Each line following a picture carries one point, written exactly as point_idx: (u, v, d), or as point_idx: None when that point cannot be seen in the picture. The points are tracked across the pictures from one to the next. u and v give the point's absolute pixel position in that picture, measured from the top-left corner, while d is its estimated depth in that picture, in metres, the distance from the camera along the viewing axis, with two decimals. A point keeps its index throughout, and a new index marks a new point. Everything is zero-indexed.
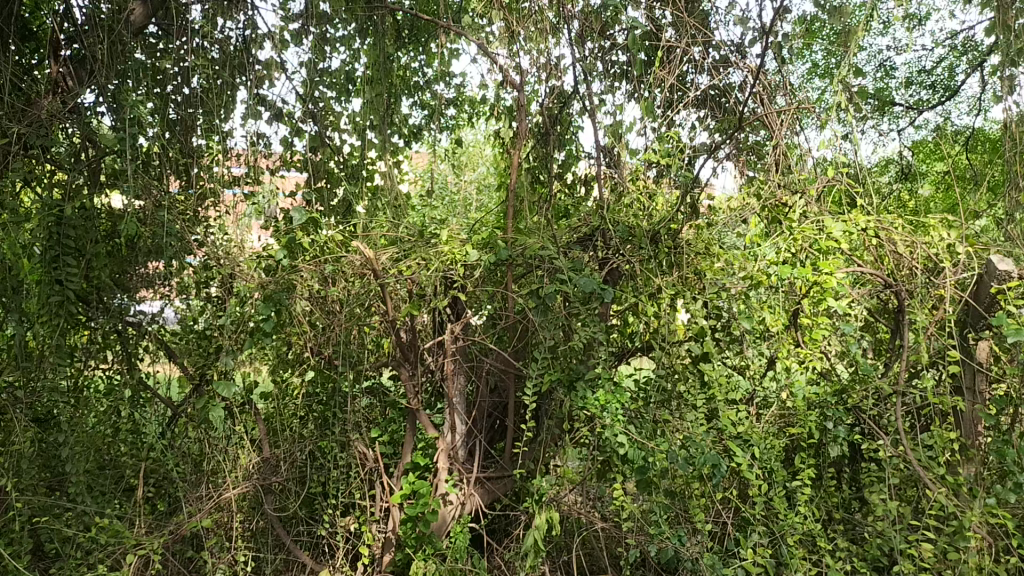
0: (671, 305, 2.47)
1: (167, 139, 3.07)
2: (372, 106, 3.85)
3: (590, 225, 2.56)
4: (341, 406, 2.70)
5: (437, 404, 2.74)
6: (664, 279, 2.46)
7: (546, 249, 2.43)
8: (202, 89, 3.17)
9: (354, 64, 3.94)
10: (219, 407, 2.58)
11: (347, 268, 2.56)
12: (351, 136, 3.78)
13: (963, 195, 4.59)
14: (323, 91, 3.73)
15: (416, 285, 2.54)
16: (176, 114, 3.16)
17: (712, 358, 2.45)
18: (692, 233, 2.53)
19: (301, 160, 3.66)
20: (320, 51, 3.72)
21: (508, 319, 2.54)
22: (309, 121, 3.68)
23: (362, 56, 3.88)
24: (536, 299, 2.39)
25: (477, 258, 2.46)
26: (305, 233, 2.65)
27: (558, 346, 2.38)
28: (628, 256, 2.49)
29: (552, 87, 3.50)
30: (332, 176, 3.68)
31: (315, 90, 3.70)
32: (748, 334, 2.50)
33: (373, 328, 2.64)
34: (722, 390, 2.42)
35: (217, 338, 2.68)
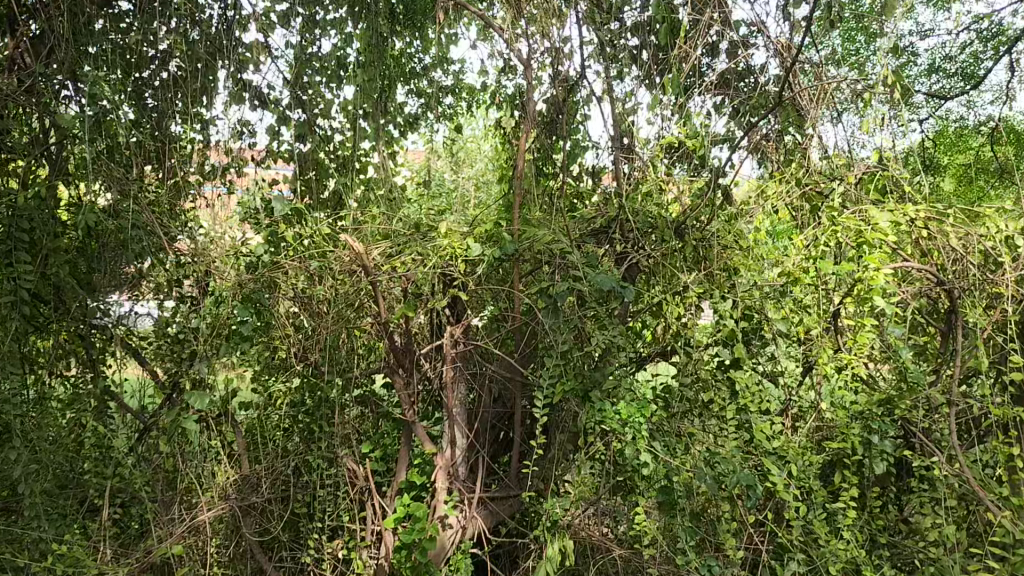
0: (697, 305, 2.22)
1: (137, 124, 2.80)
2: (365, 94, 3.59)
3: (605, 216, 2.31)
4: (329, 419, 2.44)
5: (435, 415, 2.45)
6: (689, 276, 2.22)
7: (558, 243, 2.17)
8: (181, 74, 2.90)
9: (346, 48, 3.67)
10: (192, 420, 2.31)
11: (335, 264, 2.31)
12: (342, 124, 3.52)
13: (992, 189, 4.34)
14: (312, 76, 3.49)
15: (412, 284, 2.28)
16: (153, 101, 2.89)
17: (743, 364, 2.19)
18: (721, 225, 2.28)
19: (286, 150, 3.38)
20: (309, 34, 3.47)
21: (515, 321, 2.28)
22: (298, 108, 3.42)
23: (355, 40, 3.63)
24: (547, 299, 2.13)
25: (480, 252, 2.21)
26: (289, 227, 2.39)
27: (570, 351, 2.11)
28: (648, 251, 2.24)
29: (557, 72, 3.27)
30: (320, 167, 3.40)
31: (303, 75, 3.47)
32: (782, 338, 2.24)
33: (365, 331, 2.38)
34: (755, 401, 2.15)
35: (192, 342, 2.42)
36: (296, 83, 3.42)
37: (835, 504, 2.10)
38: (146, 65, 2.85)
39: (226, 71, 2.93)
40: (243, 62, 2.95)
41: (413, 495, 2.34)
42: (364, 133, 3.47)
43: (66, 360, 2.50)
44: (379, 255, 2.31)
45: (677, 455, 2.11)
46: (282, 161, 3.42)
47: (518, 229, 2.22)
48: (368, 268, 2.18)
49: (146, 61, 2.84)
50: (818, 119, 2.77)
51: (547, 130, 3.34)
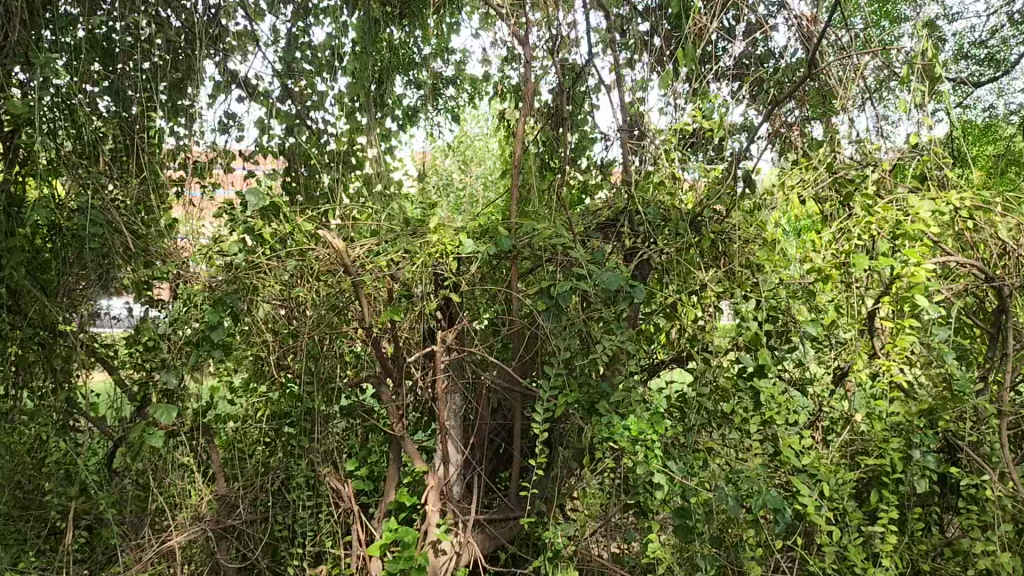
0: (716, 306, 2.00)
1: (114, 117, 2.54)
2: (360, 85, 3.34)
3: (613, 208, 2.09)
4: (311, 433, 2.23)
5: (429, 429, 2.24)
6: (708, 272, 1.98)
7: (560, 238, 1.94)
8: (160, 65, 2.65)
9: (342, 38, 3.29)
10: (159, 437, 2.09)
11: (314, 263, 2.11)
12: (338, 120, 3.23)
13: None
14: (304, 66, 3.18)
15: (399, 284, 2.07)
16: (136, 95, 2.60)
17: (769, 372, 1.95)
18: (742, 216, 2.05)
19: (275, 144, 3.16)
20: (300, 21, 3.18)
21: (513, 325, 2.06)
22: (288, 101, 3.16)
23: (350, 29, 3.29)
24: (547, 301, 1.90)
25: (474, 249, 1.99)
26: (266, 223, 2.18)
27: (574, 358, 1.88)
28: (661, 247, 2.01)
29: (562, 61, 3.06)
30: (309, 162, 3.16)
31: (294, 63, 3.15)
32: (811, 342, 2.01)
33: (350, 337, 2.17)
34: (782, 413, 1.91)
35: (161, 350, 2.21)
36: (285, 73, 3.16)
37: (873, 529, 1.87)
38: (123, 54, 2.58)
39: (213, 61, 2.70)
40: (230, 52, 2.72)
41: (403, 517, 2.12)
42: (363, 127, 3.19)
43: (28, 370, 2.31)
44: (363, 253, 2.09)
45: (694, 474, 1.88)
46: (271, 156, 3.22)
47: (515, 222, 2.00)
48: (349, 268, 1.96)
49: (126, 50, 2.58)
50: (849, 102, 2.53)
51: (553, 121, 3.11)
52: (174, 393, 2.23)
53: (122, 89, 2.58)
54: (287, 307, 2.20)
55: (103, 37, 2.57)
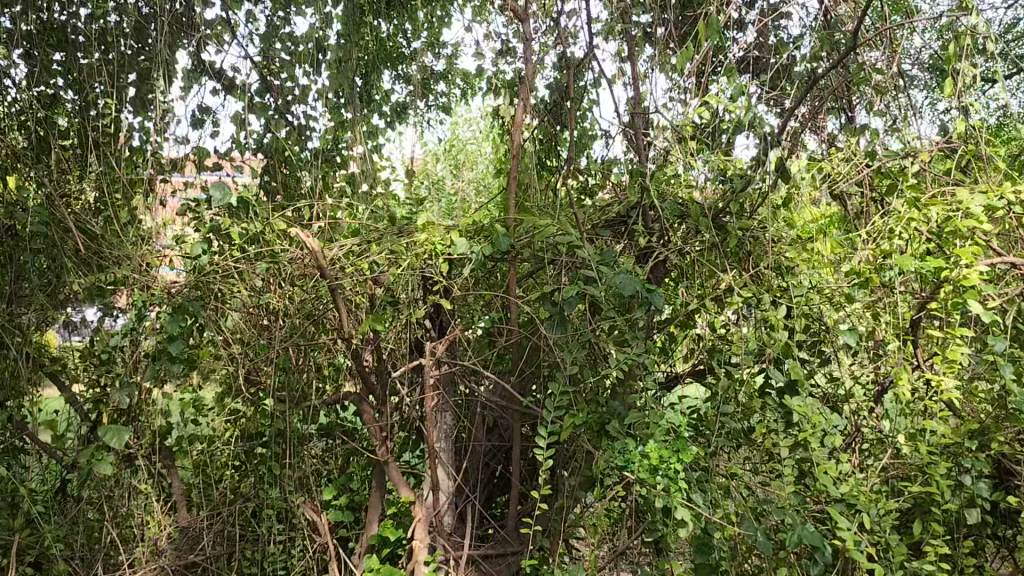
0: (740, 313, 1.76)
1: (73, 111, 2.25)
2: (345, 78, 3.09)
3: (624, 203, 1.86)
4: (284, 457, 1.99)
5: (417, 451, 2.00)
6: (732, 274, 1.75)
7: (565, 235, 1.70)
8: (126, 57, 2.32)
9: (329, 31, 3.01)
10: (108, 464, 1.84)
11: (288, 266, 1.91)
12: (324, 117, 2.96)
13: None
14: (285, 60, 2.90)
15: (382, 290, 1.83)
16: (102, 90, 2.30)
17: (802, 388, 1.72)
18: (769, 211, 1.82)
19: (253, 141, 2.86)
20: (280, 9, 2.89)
21: (511, 335, 1.82)
22: (267, 94, 2.89)
23: (336, 20, 3.00)
24: (551, 308, 1.67)
25: (466, 250, 1.75)
26: (233, 221, 1.94)
27: (581, 374, 1.64)
28: (678, 247, 1.79)
29: (561, 55, 2.82)
30: (288, 159, 2.89)
31: (275, 57, 2.88)
32: (847, 353, 1.78)
33: (328, 348, 1.94)
34: (817, 435, 1.67)
35: (116, 364, 1.97)
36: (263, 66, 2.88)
37: (921, 568, 1.63)
38: (84, 45, 2.29)
39: (186, 51, 2.38)
40: (206, 40, 2.39)
41: (387, 553, 1.89)
42: (349, 123, 2.91)
43: None
44: (343, 255, 1.85)
45: (718, 506, 1.65)
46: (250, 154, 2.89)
47: (513, 218, 1.77)
48: (324, 271, 1.72)
49: (87, 38, 2.28)
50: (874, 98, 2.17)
51: (552, 117, 2.88)
52: (130, 413, 1.99)
53: (86, 82, 2.27)
54: (258, 316, 1.98)
55: (61, 25, 2.29)
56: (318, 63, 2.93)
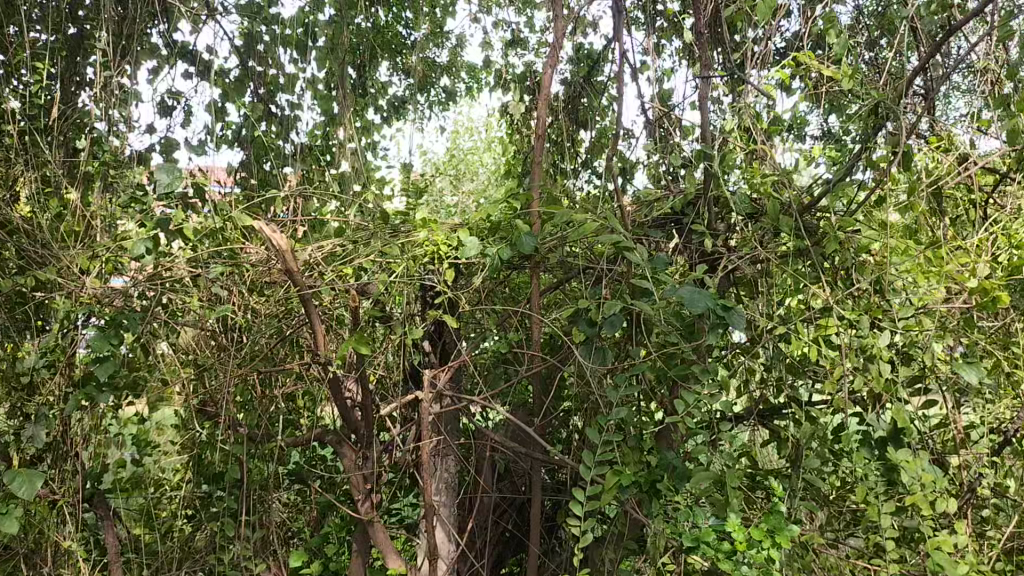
0: (828, 340, 1.37)
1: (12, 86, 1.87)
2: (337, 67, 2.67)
3: (678, 199, 1.47)
4: (244, 509, 1.59)
5: (409, 504, 1.61)
6: (819, 289, 1.36)
7: (606, 233, 1.32)
8: (87, 35, 1.97)
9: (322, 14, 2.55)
10: (16, 520, 1.44)
11: (249, 269, 1.52)
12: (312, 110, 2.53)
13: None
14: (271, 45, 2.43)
15: (370, 304, 1.44)
16: (56, 73, 1.94)
17: (909, 438, 1.32)
18: (862, 210, 1.43)
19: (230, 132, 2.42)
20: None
21: (532, 362, 1.42)
22: (248, 81, 2.40)
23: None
24: (587, 329, 1.27)
25: (478, 253, 1.36)
26: (187, 216, 1.55)
27: (627, 415, 1.24)
28: (747, 252, 1.40)
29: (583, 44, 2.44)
30: (269, 154, 2.40)
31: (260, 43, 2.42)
32: (962, 392, 1.39)
33: (299, 376, 1.55)
34: (932, 500, 1.27)
35: (37, 391, 1.58)
36: (245, 48, 2.39)
37: None
38: (33, 18, 1.92)
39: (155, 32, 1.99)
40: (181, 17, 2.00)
41: None
42: (341, 115, 2.47)
43: None
44: (322, 257, 1.47)
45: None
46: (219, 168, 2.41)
47: (539, 213, 1.38)
48: (294, 277, 1.34)
49: (41, 10, 1.91)
50: (972, 93, 1.72)
51: (568, 113, 2.36)
52: (54, 453, 1.59)
53: (34, 60, 1.90)
54: (213, 333, 1.60)
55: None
56: (310, 51, 2.47)
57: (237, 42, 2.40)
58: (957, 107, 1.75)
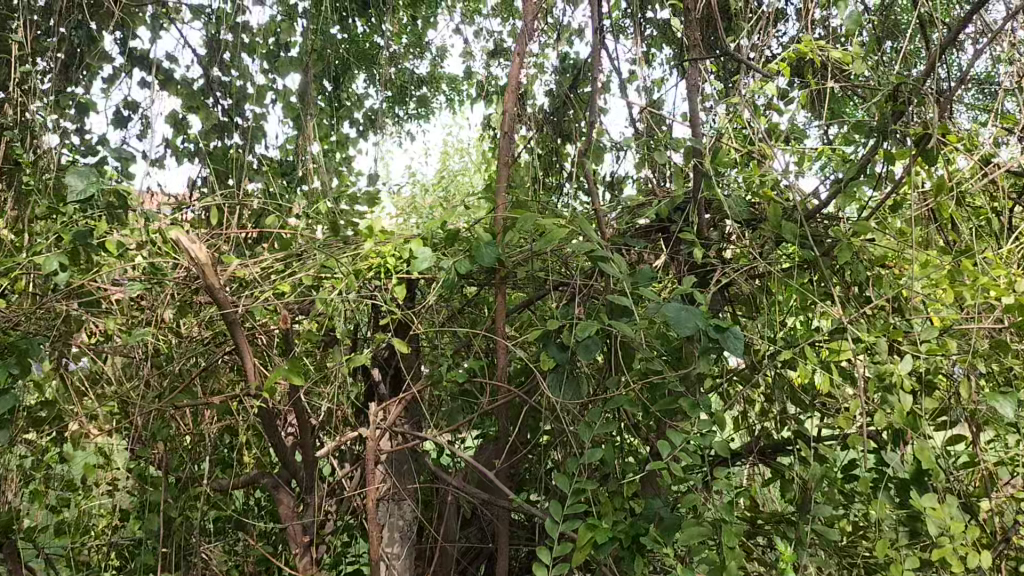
0: (839, 366, 1.18)
1: None
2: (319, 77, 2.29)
3: (666, 205, 1.29)
4: (173, 560, 1.40)
5: (361, 554, 1.41)
6: (828, 308, 1.17)
7: (580, 243, 1.13)
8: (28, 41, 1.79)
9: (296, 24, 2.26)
10: None
11: (177, 289, 1.34)
12: (285, 124, 2.21)
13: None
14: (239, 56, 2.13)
15: (313, 327, 1.25)
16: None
17: (934, 481, 1.13)
18: (875, 218, 1.24)
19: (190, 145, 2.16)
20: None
21: (497, 394, 1.22)
22: (211, 93, 2.11)
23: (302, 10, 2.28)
24: (557, 354, 1.09)
25: (433, 267, 1.17)
26: (111, 228, 1.38)
27: (605, 458, 1.05)
28: (744, 266, 1.21)
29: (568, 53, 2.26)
30: (236, 169, 2.09)
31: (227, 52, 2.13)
32: (994, 426, 1.20)
33: (234, 410, 1.35)
34: (964, 557, 1.07)
35: None
36: (208, 56, 2.11)
37: None
38: None
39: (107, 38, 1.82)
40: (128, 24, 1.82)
41: None
42: (309, 129, 2.16)
43: None
44: (258, 275, 1.29)
45: None
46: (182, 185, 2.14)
47: (504, 221, 1.21)
48: (219, 295, 1.14)
49: None
50: (993, 93, 1.54)
51: (552, 127, 2.11)
52: None
53: None
54: (141, 362, 1.41)
55: None
56: (281, 61, 2.18)
57: (200, 51, 2.11)
58: (977, 110, 1.57)
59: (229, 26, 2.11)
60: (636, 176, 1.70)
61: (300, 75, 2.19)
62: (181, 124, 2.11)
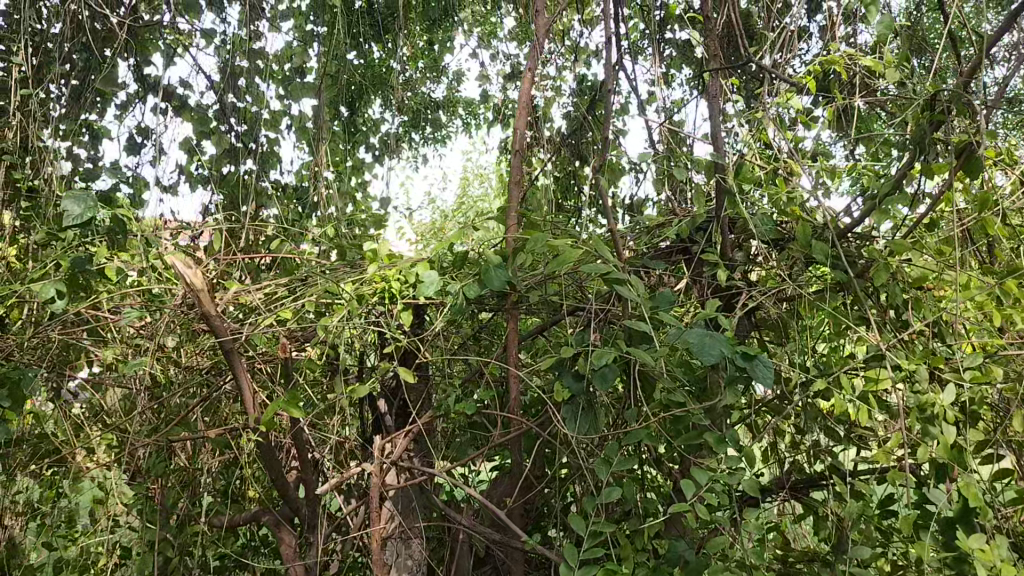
0: (875, 395, 1.09)
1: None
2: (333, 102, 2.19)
3: (688, 226, 1.22)
4: None
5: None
6: (863, 333, 1.09)
7: (595, 265, 1.06)
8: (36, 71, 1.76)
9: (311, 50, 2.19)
10: None
11: (177, 317, 1.29)
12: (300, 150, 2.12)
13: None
14: (253, 81, 2.02)
15: (315, 356, 1.19)
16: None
17: (982, 519, 1.04)
18: (912, 237, 1.16)
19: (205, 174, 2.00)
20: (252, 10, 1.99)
21: (508, 425, 1.15)
22: (226, 119, 1.99)
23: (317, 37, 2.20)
24: (571, 383, 1.01)
25: (440, 293, 1.10)
26: (110, 255, 1.33)
27: (623, 495, 0.97)
28: (771, 289, 1.14)
29: (587, 74, 2.20)
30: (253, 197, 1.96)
31: (241, 78, 2.02)
32: None
33: (235, 442, 1.29)
34: None
35: None
36: (223, 82, 1.98)
37: None
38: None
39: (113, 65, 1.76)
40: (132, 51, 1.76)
41: None
42: (321, 153, 2.06)
43: None
44: (261, 300, 1.24)
45: None
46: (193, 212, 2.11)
47: (515, 243, 1.14)
48: (214, 323, 1.09)
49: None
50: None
51: (568, 150, 2.05)
52: None
53: None
54: (140, 392, 1.36)
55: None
56: (297, 85, 2.09)
57: (215, 76, 1.99)
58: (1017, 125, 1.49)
59: (244, 51, 1.99)
60: (656, 197, 1.64)
61: (315, 100, 2.09)
62: (195, 151, 1.95)
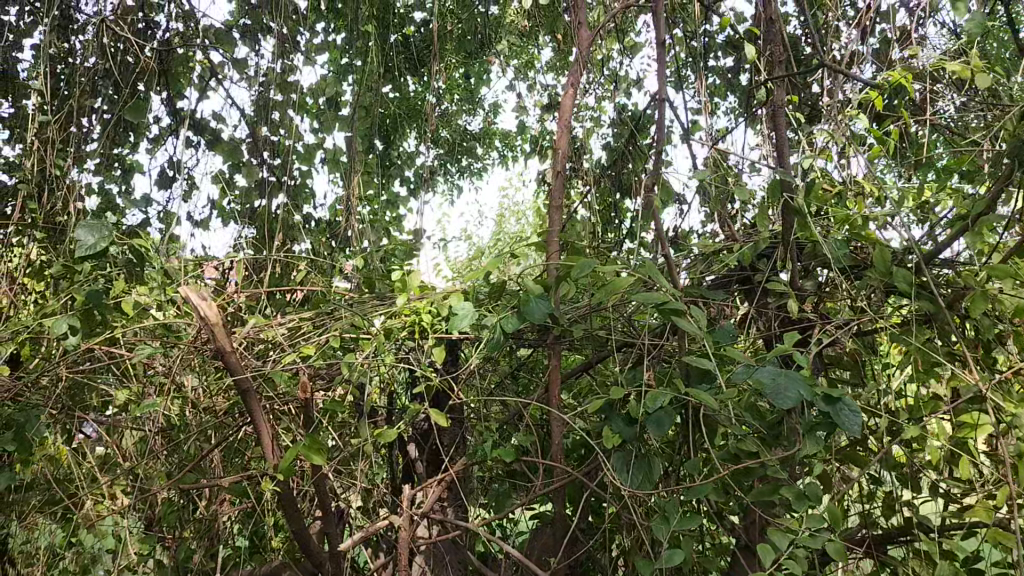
0: (968, 442, 0.96)
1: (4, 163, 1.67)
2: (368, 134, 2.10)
3: (747, 254, 1.11)
4: None
5: None
6: (952, 372, 0.96)
7: (648, 295, 0.95)
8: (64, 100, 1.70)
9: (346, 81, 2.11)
10: None
11: (193, 353, 1.20)
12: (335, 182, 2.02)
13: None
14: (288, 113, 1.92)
15: (339, 397, 1.08)
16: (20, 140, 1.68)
17: None
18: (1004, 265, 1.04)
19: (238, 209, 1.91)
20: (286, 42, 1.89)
21: (551, 474, 1.04)
22: (260, 151, 1.89)
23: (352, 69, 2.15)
24: (623, 426, 0.90)
25: (476, 327, 1.00)
26: (126, 289, 1.25)
27: (682, 555, 0.85)
28: (844, 321, 1.01)
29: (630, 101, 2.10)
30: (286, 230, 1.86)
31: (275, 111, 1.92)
32: None
33: (252, 489, 1.19)
34: None
35: None
36: (257, 114, 1.89)
37: None
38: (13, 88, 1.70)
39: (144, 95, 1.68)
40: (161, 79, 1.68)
41: None
42: (355, 185, 1.96)
43: None
44: (283, 336, 1.14)
45: None
46: None
47: (558, 271, 1.04)
48: (230, 362, 0.99)
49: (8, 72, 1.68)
50: None
51: (610, 180, 1.94)
52: None
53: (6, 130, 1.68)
54: (155, 434, 1.27)
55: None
56: (329, 117, 2.02)
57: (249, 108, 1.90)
58: None
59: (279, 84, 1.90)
60: (706, 226, 1.52)
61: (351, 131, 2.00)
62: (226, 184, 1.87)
